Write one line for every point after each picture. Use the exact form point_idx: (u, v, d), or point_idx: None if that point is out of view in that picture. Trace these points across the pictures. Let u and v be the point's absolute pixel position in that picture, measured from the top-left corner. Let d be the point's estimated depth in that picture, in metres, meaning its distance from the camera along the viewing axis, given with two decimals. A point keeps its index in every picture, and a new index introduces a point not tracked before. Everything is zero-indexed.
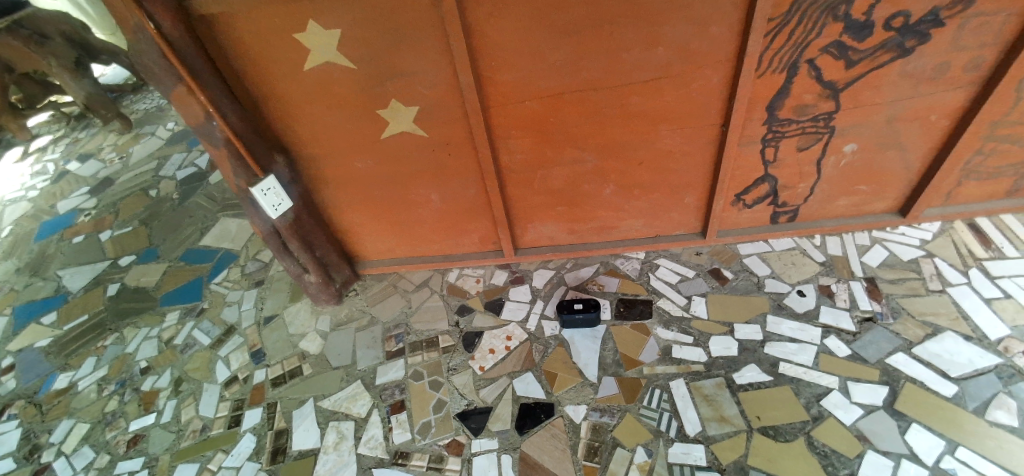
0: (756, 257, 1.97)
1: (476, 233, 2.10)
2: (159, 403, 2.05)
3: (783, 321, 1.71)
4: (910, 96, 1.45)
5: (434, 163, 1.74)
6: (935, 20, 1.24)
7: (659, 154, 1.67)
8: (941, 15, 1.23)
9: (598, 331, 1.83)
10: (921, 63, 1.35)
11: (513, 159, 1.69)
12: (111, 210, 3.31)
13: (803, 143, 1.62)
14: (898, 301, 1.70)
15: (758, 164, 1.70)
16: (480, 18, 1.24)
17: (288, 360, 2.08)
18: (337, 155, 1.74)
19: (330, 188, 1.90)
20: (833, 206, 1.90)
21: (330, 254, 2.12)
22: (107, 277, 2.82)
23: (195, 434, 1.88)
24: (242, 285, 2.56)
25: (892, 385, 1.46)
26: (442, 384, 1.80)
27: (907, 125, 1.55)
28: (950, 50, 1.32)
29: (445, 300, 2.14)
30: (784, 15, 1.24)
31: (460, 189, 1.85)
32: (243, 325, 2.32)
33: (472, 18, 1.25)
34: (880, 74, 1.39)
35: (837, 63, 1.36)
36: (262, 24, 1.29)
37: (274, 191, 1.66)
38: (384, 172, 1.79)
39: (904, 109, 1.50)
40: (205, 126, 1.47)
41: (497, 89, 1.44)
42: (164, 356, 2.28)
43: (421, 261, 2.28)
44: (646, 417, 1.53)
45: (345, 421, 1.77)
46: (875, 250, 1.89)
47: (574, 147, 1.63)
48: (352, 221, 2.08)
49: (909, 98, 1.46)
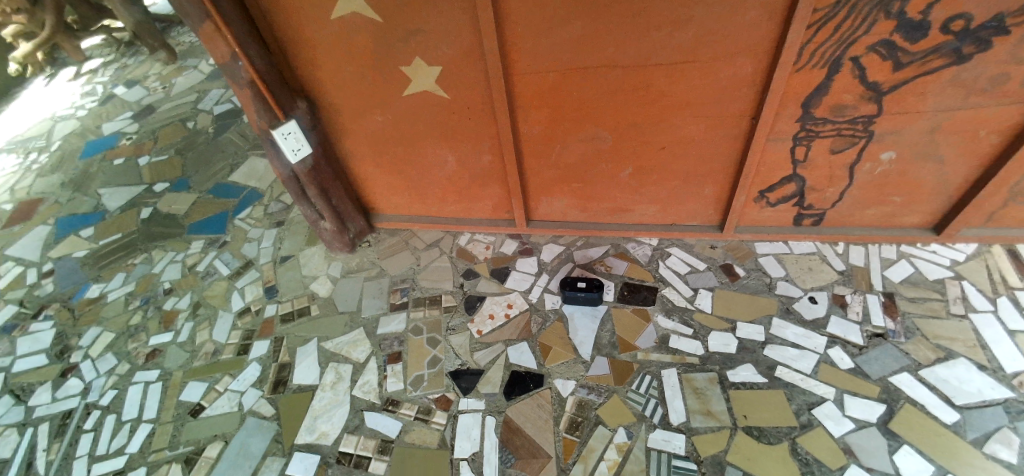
0: (772, 258, 1.90)
1: (489, 200, 2.10)
2: (178, 323, 2.18)
3: (788, 326, 1.67)
4: (959, 107, 1.34)
5: (450, 126, 1.72)
6: (999, 26, 1.11)
7: (681, 142, 1.60)
8: (1006, 22, 1.10)
9: (598, 311, 1.83)
10: (977, 71, 1.23)
11: (530, 131, 1.66)
12: (151, 137, 3.43)
13: (836, 145, 1.53)
14: (914, 320, 1.62)
15: (786, 161, 1.62)
16: None
17: (298, 300, 2.17)
18: (356, 108, 1.74)
19: (349, 139, 1.92)
20: (861, 215, 1.80)
21: (346, 205, 2.16)
22: (142, 201, 2.96)
23: (207, 356, 2.01)
24: (263, 223, 2.65)
25: (891, 403, 1.42)
26: (439, 341, 1.85)
27: (953, 138, 1.44)
28: (1011, 61, 1.19)
29: (453, 262, 2.17)
30: (831, 6, 1.14)
31: (474, 155, 1.84)
32: (261, 261, 2.43)
33: None
34: (928, 80, 1.27)
35: (884, 63, 1.25)
36: None
37: (295, 136, 1.68)
38: (401, 130, 1.79)
39: (949, 120, 1.38)
40: (231, 65, 1.50)
41: (516, 58, 1.40)
42: (186, 280, 2.40)
43: (433, 221, 2.30)
44: (632, 401, 1.54)
45: (344, 364, 1.85)
46: (900, 266, 1.80)
47: (593, 125, 1.59)
48: (369, 175, 2.11)
49: (959, 108, 1.34)
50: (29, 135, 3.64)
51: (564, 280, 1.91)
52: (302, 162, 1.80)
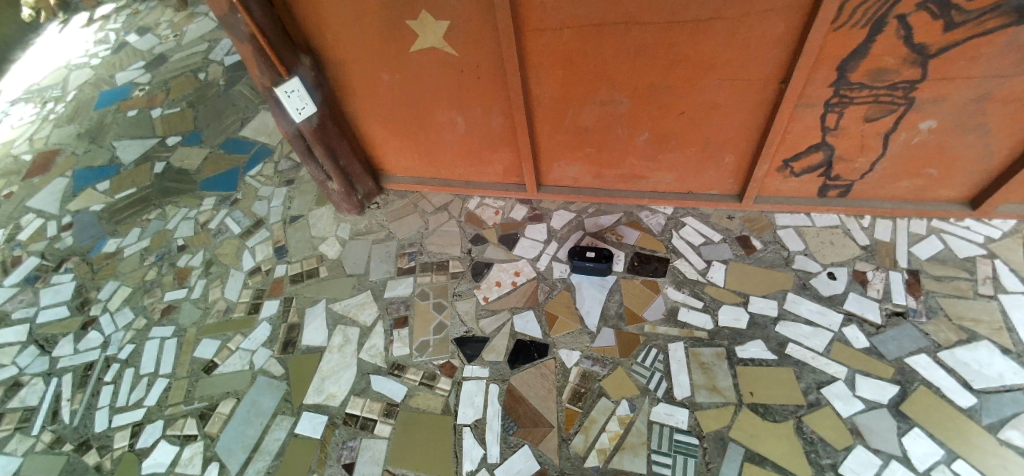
0: (791, 230, 1.79)
1: (500, 164, 2.01)
2: (192, 280, 2.20)
3: (803, 302, 1.60)
4: (1013, 73, 1.18)
5: (458, 85, 1.61)
6: None
7: (703, 107, 1.48)
8: None
9: (607, 281, 1.79)
10: None
11: (543, 92, 1.54)
12: (163, 89, 3.36)
13: (873, 112, 1.39)
14: (938, 300, 1.52)
15: (814, 129, 1.49)
16: None
17: (307, 261, 2.14)
18: (361, 64, 1.63)
19: (355, 98, 1.82)
20: (893, 188, 1.66)
21: (354, 167, 2.10)
22: (155, 155, 2.94)
23: (219, 313, 2.04)
24: (273, 181, 2.59)
25: (904, 385, 1.37)
26: (445, 307, 1.84)
27: (1004, 108, 1.29)
28: None
29: (461, 226, 2.12)
30: None
31: (483, 117, 1.74)
32: (271, 220, 2.38)
33: None
34: (983, 43, 1.12)
35: (933, 23, 1.10)
36: None
37: (299, 95, 1.60)
38: (407, 89, 1.69)
39: (1001, 88, 1.23)
40: (230, 18, 1.40)
41: (531, 12, 1.27)
42: (199, 238, 2.40)
43: (442, 184, 2.23)
44: (637, 374, 1.53)
45: (351, 327, 1.87)
46: (928, 242, 1.66)
47: (611, 87, 1.46)
48: (376, 135, 2.02)
49: (1015, 75, 1.19)
50: (45, 84, 3.60)
51: (572, 249, 1.85)
52: (307, 122, 1.72)
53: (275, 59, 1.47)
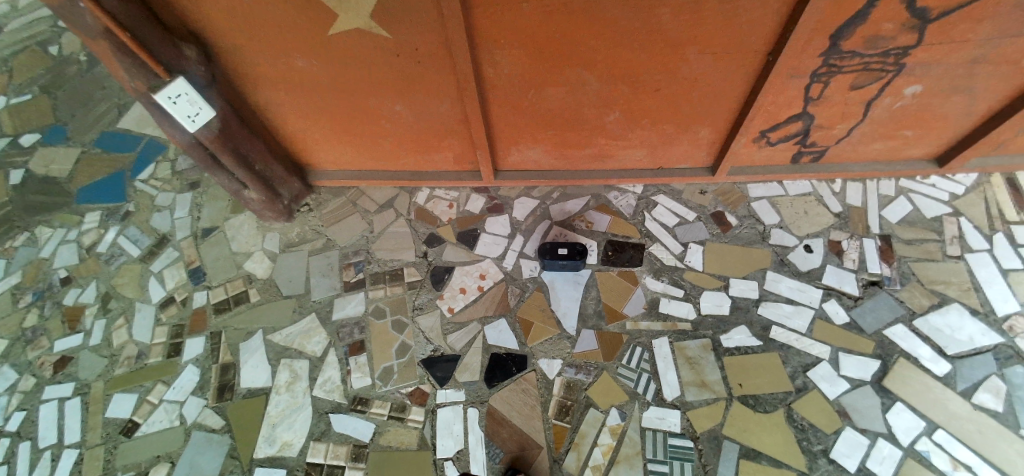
0: (766, 202, 1.72)
1: (451, 151, 1.74)
2: (87, 322, 1.81)
3: (782, 280, 1.55)
4: (1011, 34, 1.08)
5: (394, 71, 1.30)
6: None
7: (684, 82, 1.29)
8: None
9: (581, 278, 1.64)
10: None
11: (500, 73, 1.28)
12: (3, 69, 2.63)
13: (859, 81, 1.27)
14: (909, 265, 1.53)
15: (798, 100, 1.36)
16: None
17: (232, 284, 1.81)
18: (264, 50, 1.26)
19: (262, 88, 1.45)
20: (866, 150, 1.61)
21: (274, 168, 1.74)
22: (9, 160, 2.33)
23: (130, 361, 1.70)
24: (174, 186, 2.14)
25: (884, 359, 1.37)
26: (406, 325, 1.64)
27: (993, 68, 1.21)
28: None
29: (412, 226, 1.87)
30: None
31: (429, 104, 1.45)
32: (178, 237, 1.98)
33: None
34: (989, 4, 0.99)
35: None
36: None
37: (188, 99, 1.24)
38: (330, 77, 1.35)
39: (995, 49, 1.13)
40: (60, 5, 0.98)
41: None
42: (85, 265, 1.96)
43: (384, 175, 1.93)
44: (623, 377, 1.44)
45: (298, 360, 1.62)
46: (898, 203, 1.67)
47: (581, 65, 1.22)
48: (297, 129, 1.66)
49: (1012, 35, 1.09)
50: None
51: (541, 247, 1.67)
52: (203, 131, 1.37)
53: (147, 58, 1.09)
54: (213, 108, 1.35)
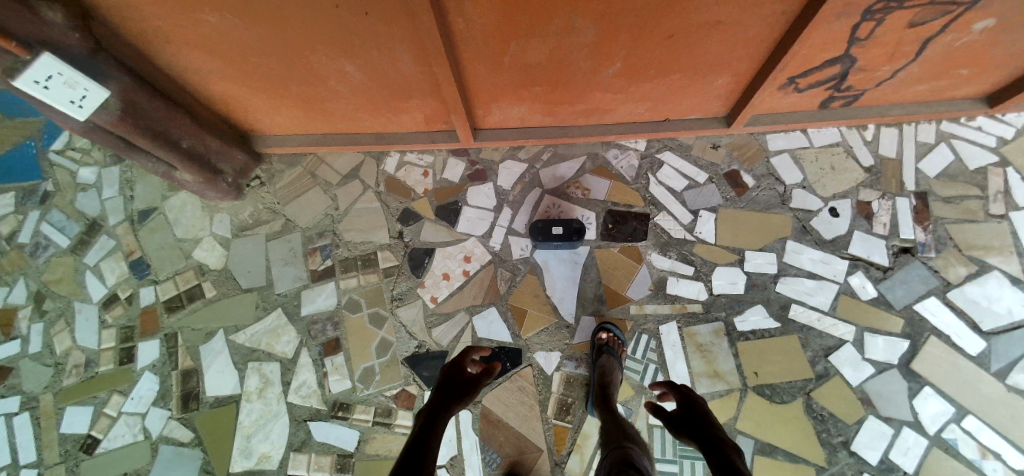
0: (787, 156, 1.48)
1: (419, 112, 1.44)
2: (22, 327, 1.60)
3: (804, 251, 1.36)
4: None
5: (329, 25, 0.99)
6: None
7: (708, 26, 1.00)
8: None
9: (576, 258, 1.45)
10: None
11: (468, 22, 0.97)
12: None
13: (921, 16, 1.00)
14: (946, 228, 1.36)
15: (839, 42, 1.08)
16: None
17: (183, 278, 1.59)
18: (152, 3, 0.94)
19: (167, 52, 1.12)
20: (908, 92, 1.35)
21: (211, 143, 1.44)
22: None
23: (79, 370, 1.53)
24: (93, 157, 1.80)
25: (914, 339, 1.26)
26: (385, 319, 1.47)
27: None
28: None
29: (382, 200, 1.61)
30: None
31: (386, 62, 1.14)
32: (111, 222, 1.69)
33: None
34: None
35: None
36: None
37: (67, 81, 0.99)
38: (247, 34, 1.03)
39: None
40: None
41: None
42: (8, 260, 1.70)
43: (341, 140, 1.62)
44: (629, 370, 1.31)
45: (268, 363, 1.47)
46: (938, 151, 1.45)
47: (577, 11, 0.92)
48: (228, 96, 1.35)
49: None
50: None
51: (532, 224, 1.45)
52: (99, 114, 1.09)
53: None
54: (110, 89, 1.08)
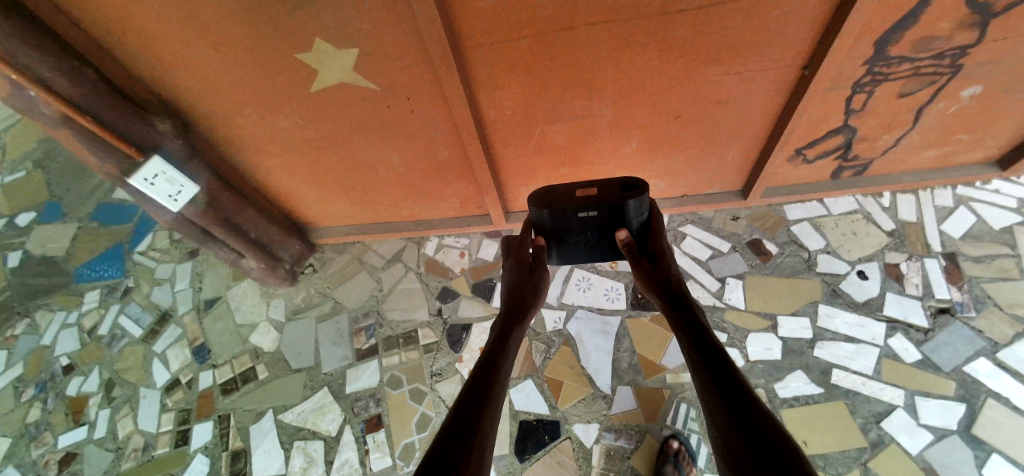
0: (807, 224, 1.58)
1: (457, 197, 1.65)
2: (91, 413, 1.71)
3: (838, 315, 1.39)
4: None
5: (377, 120, 1.24)
6: None
7: (706, 103, 1.22)
8: None
9: (607, 241, 1.11)
10: None
11: (498, 114, 1.22)
12: None
13: (909, 86, 1.18)
14: (983, 287, 1.36)
15: (839, 112, 1.26)
16: None
17: (239, 361, 1.70)
18: (244, 111, 1.23)
19: (252, 152, 1.42)
20: (916, 159, 1.47)
21: (274, 235, 1.69)
22: (8, 244, 2.24)
23: (137, 453, 1.58)
24: (172, 256, 2.04)
25: (971, 402, 1.19)
26: (425, 394, 1.50)
27: None
28: None
29: (423, 280, 1.74)
30: None
31: (426, 152, 1.38)
32: (180, 312, 1.88)
33: None
34: None
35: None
36: None
37: (166, 178, 1.24)
38: (315, 133, 1.31)
39: None
40: (20, 93, 1.01)
41: (469, 21, 0.93)
42: (88, 351, 1.87)
43: (390, 228, 1.83)
44: (669, 441, 1.29)
45: (312, 441, 1.48)
46: (958, 215, 1.49)
47: (584, 96, 1.16)
48: (293, 188, 1.62)
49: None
50: None
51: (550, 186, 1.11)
52: (188, 207, 1.35)
53: (112, 137, 1.10)
54: (198, 183, 1.34)
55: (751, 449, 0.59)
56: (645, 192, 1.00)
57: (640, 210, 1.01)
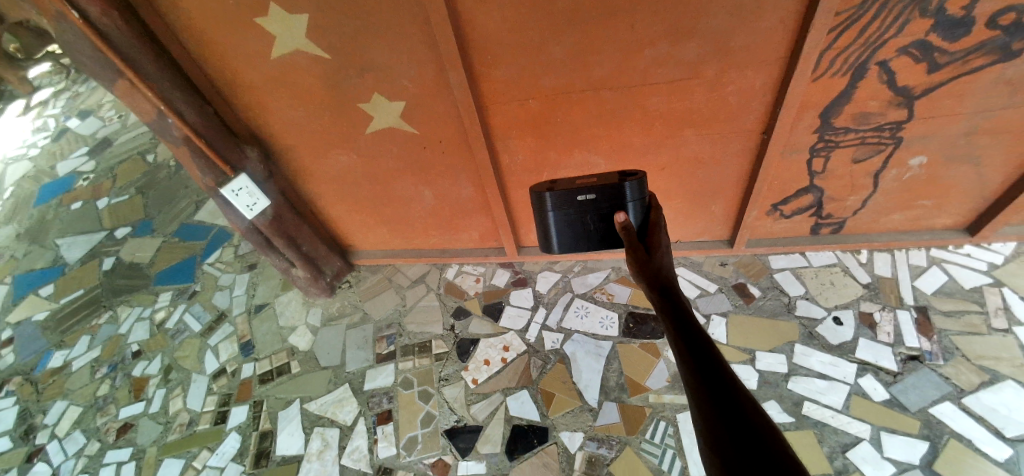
0: (789, 273, 1.72)
1: (475, 231, 1.93)
2: (149, 391, 1.94)
3: (812, 354, 1.50)
4: (1003, 107, 1.18)
5: (419, 159, 1.56)
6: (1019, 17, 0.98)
7: (684, 161, 1.46)
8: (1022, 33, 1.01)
9: (603, 228, 1.19)
10: None
11: (512, 161, 1.52)
12: (109, 175, 3.00)
13: (861, 153, 1.36)
14: (952, 339, 1.44)
15: (801, 173, 1.46)
16: (472, 8, 1.07)
17: (277, 356, 1.93)
18: (316, 150, 1.58)
19: (315, 183, 1.75)
20: (886, 220, 1.63)
21: (322, 251, 1.99)
22: (104, 250, 2.59)
23: (182, 427, 1.79)
24: (235, 267, 2.34)
25: (934, 441, 1.26)
26: (432, 395, 1.68)
27: (997, 138, 1.27)
28: None
29: (442, 299, 1.98)
30: (857, 7, 1.00)
31: (452, 189, 1.69)
32: (234, 313, 2.14)
33: (462, 7, 1.07)
34: (968, 80, 1.12)
35: (922, 20, 1.01)
36: (212, 12, 1.15)
37: (248, 191, 1.53)
38: (367, 169, 1.63)
39: (991, 120, 1.22)
40: (160, 124, 1.34)
41: (492, 87, 1.27)
42: (155, 340, 2.12)
43: (418, 254, 2.12)
44: (647, 453, 1.40)
45: (330, 428, 1.67)
46: (931, 273, 1.61)
47: (580, 149, 1.45)
48: (341, 215, 1.93)
49: (1000, 109, 1.19)
50: None
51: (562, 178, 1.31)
52: (257, 218, 1.62)
53: (217, 158, 1.42)
54: (269, 199, 1.63)
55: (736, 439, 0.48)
56: (643, 177, 1.09)
57: (636, 194, 1.07)
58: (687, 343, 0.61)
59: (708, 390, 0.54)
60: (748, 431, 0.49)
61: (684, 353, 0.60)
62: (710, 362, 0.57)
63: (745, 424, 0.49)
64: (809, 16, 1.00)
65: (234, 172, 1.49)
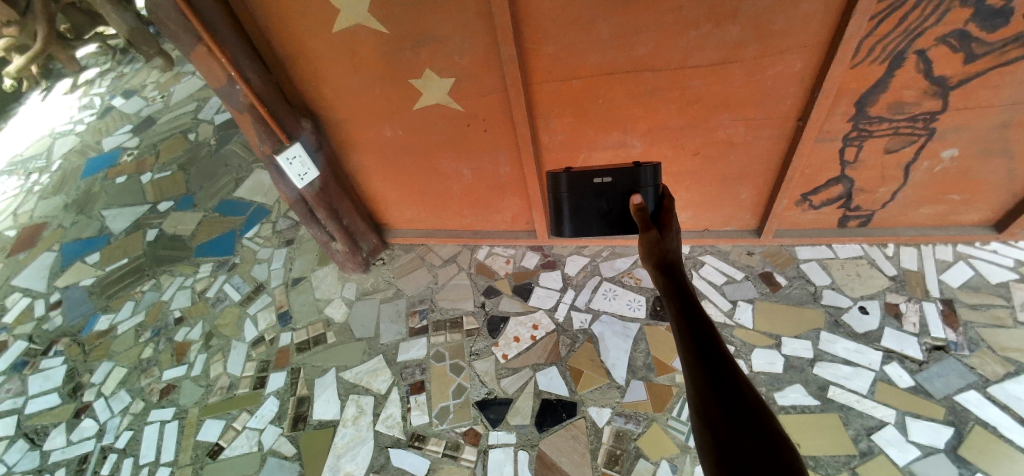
0: (816, 263, 1.75)
1: (509, 212, 2.00)
2: (191, 355, 2.03)
3: (837, 340, 1.54)
4: None
5: (460, 136, 1.62)
6: None
7: (719, 144, 1.50)
8: None
9: (617, 211, 1.24)
10: None
11: (551, 139, 1.57)
12: (152, 151, 3.12)
13: (893, 144, 1.40)
14: (978, 331, 1.47)
15: (834, 163, 1.49)
16: None
17: (314, 326, 2.01)
18: (363, 123, 1.64)
19: (358, 155, 1.81)
20: (914, 215, 1.66)
21: (359, 225, 2.05)
22: (147, 222, 2.69)
23: (223, 390, 1.87)
24: (273, 242, 2.43)
25: (958, 426, 1.29)
26: (463, 368, 1.74)
27: None
28: None
29: (472, 278, 2.04)
30: None
31: (491, 166, 1.73)
32: (272, 284, 2.23)
33: None
34: (1005, 71, 1.15)
35: (962, 9, 1.04)
36: None
37: (301, 160, 1.61)
38: (409, 143, 1.69)
39: None
40: (228, 88, 1.43)
41: (538, 64, 1.32)
42: (196, 307, 2.22)
43: (451, 234, 2.18)
44: (674, 430, 1.44)
45: (365, 396, 1.74)
46: (957, 268, 1.64)
47: (619, 129, 1.49)
48: (379, 190, 2.00)
49: None
50: (29, 155, 3.36)
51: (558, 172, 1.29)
52: (308, 186, 1.70)
53: (275, 125, 1.49)
54: (318, 170, 1.71)
55: (732, 425, 0.51)
56: (658, 164, 1.15)
57: (652, 179, 1.13)
58: (691, 328, 0.64)
59: (708, 374, 0.57)
60: (744, 413, 0.52)
61: (687, 338, 0.63)
62: (712, 349, 0.60)
63: (742, 407, 0.53)
64: (851, 3, 1.03)
65: (289, 141, 1.57)
